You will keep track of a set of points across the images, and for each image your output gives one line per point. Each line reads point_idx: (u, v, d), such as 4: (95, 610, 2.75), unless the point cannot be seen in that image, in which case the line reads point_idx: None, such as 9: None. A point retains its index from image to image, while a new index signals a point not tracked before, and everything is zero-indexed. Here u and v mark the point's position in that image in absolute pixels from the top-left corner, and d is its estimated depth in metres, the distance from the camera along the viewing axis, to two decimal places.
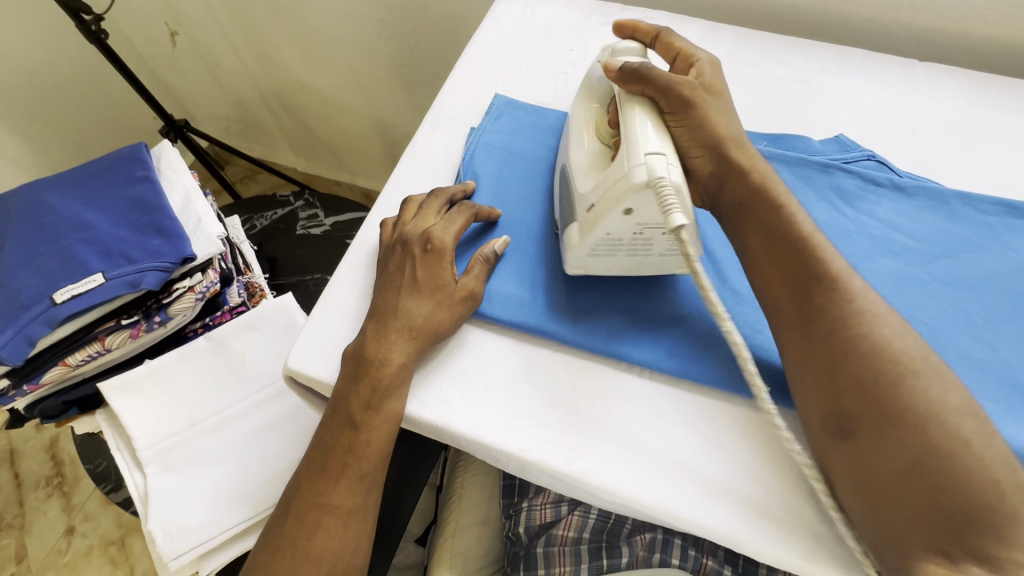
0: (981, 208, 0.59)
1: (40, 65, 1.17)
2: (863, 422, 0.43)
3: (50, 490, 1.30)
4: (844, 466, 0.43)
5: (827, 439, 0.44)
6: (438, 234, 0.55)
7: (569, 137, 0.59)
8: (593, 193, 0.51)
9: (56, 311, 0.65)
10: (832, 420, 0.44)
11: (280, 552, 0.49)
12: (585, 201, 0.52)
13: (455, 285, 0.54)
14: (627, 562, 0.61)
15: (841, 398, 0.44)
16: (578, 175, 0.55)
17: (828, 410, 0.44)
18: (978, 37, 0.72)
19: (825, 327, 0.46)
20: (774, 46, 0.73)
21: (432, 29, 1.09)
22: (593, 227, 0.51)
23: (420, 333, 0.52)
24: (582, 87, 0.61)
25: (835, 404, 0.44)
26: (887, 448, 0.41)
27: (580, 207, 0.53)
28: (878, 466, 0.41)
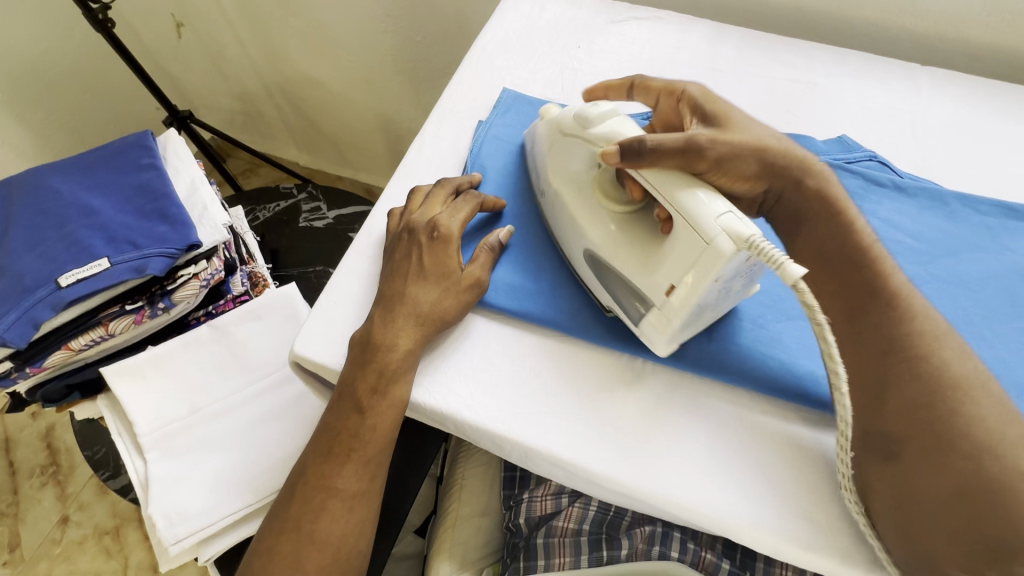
0: (980, 209, 0.59)
1: (45, 53, 1.17)
2: (904, 442, 0.43)
3: (44, 480, 1.29)
4: (880, 481, 0.44)
5: (868, 456, 0.45)
6: (444, 222, 0.56)
7: (573, 217, 0.55)
8: (668, 273, 0.48)
9: (61, 294, 0.66)
10: (875, 438, 0.45)
11: (284, 534, 0.49)
12: (659, 283, 0.48)
13: (461, 273, 0.55)
14: (627, 554, 0.61)
15: (886, 419, 0.44)
16: (630, 259, 0.51)
17: (871, 428, 0.45)
18: (980, 43, 0.74)
19: (879, 348, 0.47)
20: (779, 48, 0.74)
21: (439, 25, 1.09)
22: (685, 305, 0.47)
23: (427, 319, 0.53)
24: (554, 162, 0.59)
25: (880, 424, 0.45)
26: (928, 466, 0.41)
27: (657, 290, 0.49)
28: (917, 483, 0.41)
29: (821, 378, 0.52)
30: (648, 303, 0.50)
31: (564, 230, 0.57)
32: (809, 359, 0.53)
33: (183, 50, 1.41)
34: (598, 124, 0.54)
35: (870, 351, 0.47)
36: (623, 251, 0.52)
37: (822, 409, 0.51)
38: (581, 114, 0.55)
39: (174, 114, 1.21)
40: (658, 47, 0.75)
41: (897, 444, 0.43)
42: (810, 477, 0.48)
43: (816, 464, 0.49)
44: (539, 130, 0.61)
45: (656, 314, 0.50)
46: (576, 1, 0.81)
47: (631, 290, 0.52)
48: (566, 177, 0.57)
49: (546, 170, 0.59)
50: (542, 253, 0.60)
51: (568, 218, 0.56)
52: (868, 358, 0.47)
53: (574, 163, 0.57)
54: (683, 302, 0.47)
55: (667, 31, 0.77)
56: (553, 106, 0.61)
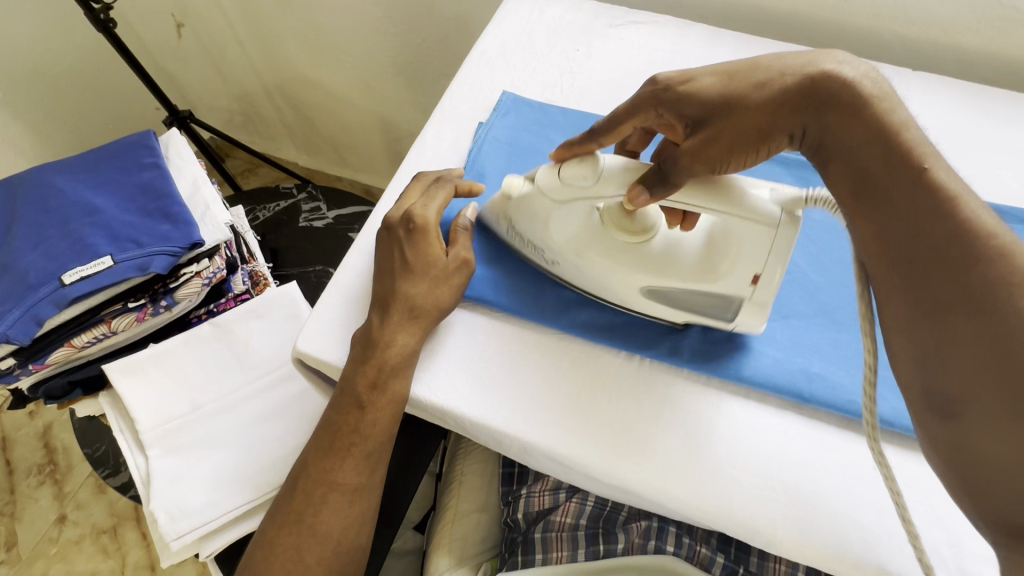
0: None
1: (46, 52, 1.18)
2: (969, 400, 0.37)
3: (42, 479, 1.29)
4: (942, 441, 0.39)
5: (925, 412, 0.40)
6: (418, 212, 0.55)
7: (614, 272, 0.54)
8: (746, 267, 0.49)
9: (65, 292, 0.66)
10: (934, 395, 0.39)
11: (286, 528, 0.50)
12: (740, 279, 0.50)
13: (446, 259, 0.55)
14: (623, 548, 0.63)
15: (947, 374, 0.39)
16: (691, 273, 0.52)
17: (931, 383, 0.39)
18: (969, 49, 0.75)
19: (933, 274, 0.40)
20: (774, 53, 0.76)
21: (438, 28, 1.10)
22: (772, 286, 0.50)
23: (422, 310, 0.53)
24: (551, 229, 0.55)
25: (942, 380, 0.39)
26: (996, 428, 0.36)
27: (740, 285, 0.50)
28: (986, 446, 0.37)
29: (814, 375, 0.53)
30: (734, 300, 0.52)
31: (598, 283, 0.56)
32: (802, 356, 0.54)
33: (184, 50, 1.41)
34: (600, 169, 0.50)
35: (921, 296, 0.40)
36: (682, 270, 0.52)
37: (814, 406, 0.52)
38: (567, 178, 0.51)
39: (174, 114, 1.21)
40: (655, 51, 0.77)
41: (960, 403, 0.38)
42: (804, 471, 0.50)
43: (809, 458, 0.50)
44: (509, 211, 0.57)
45: (746, 307, 0.51)
46: (574, 5, 0.82)
47: (707, 299, 0.53)
48: (568, 240, 0.55)
49: (544, 240, 0.56)
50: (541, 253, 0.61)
51: (603, 272, 0.54)
52: (920, 305, 0.40)
53: (570, 222, 0.55)
54: (769, 284, 0.50)
55: (664, 35, 0.78)
56: (512, 177, 0.56)
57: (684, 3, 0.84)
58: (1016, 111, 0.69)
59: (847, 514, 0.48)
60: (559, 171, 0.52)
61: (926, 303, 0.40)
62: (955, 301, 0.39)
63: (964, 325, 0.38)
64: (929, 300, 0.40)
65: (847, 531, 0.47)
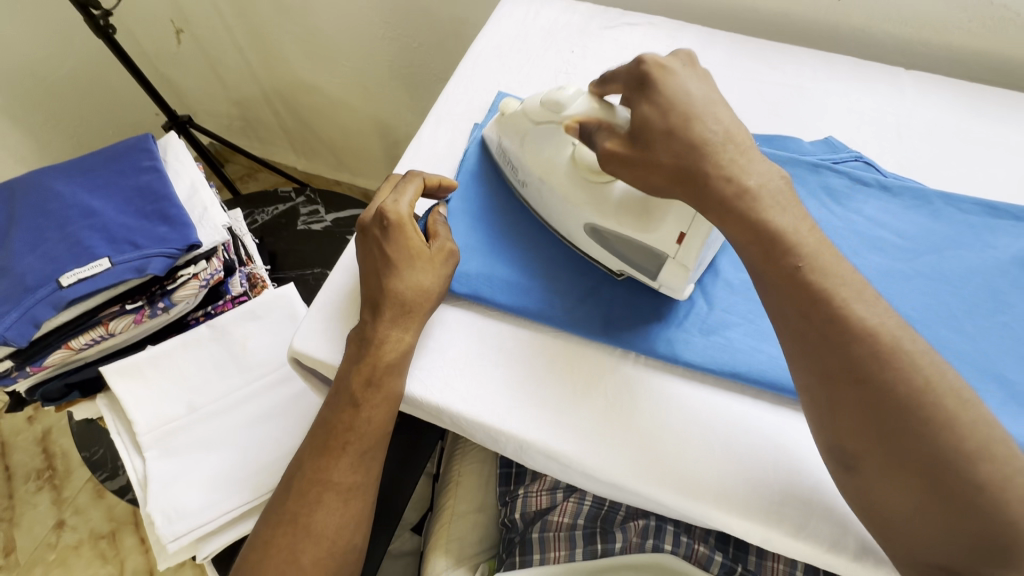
0: (963, 207, 0.61)
1: (45, 58, 1.18)
2: (864, 457, 0.40)
3: (41, 484, 1.29)
4: (849, 489, 0.42)
5: (829, 463, 0.43)
6: (392, 208, 0.55)
7: (567, 203, 0.56)
8: (669, 228, 0.50)
9: (62, 294, 0.67)
10: (835, 449, 0.42)
11: (282, 528, 0.50)
12: (667, 236, 0.50)
13: (429, 250, 0.55)
14: (620, 547, 0.63)
15: (843, 432, 0.41)
16: (628, 221, 0.52)
17: (829, 440, 0.42)
18: (962, 49, 0.76)
19: (828, 329, 0.42)
20: (767, 53, 0.76)
21: (435, 32, 1.11)
22: (695, 249, 0.50)
23: (412, 302, 0.53)
24: (528, 153, 0.59)
25: (838, 438, 0.42)
26: (892, 479, 0.39)
27: (668, 243, 0.51)
28: (890, 500, 0.40)
29: None
30: (660, 256, 0.53)
31: (559, 213, 0.58)
32: None
33: (183, 56, 1.42)
34: (568, 106, 0.54)
35: (813, 366, 0.42)
36: (619, 218, 0.53)
37: None
38: (553, 99, 0.55)
39: (173, 119, 1.21)
40: (650, 53, 0.77)
41: (856, 458, 0.41)
42: (801, 466, 0.49)
43: (805, 454, 0.50)
44: (500, 130, 0.62)
45: (671, 266, 0.52)
46: (569, 7, 0.82)
47: (639, 249, 0.53)
48: (540, 162, 0.58)
49: (521, 162, 0.60)
50: (535, 251, 0.61)
51: (559, 200, 0.57)
52: (815, 373, 0.42)
53: (545, 149, 0.58)
54: (693, 246, 0.50)
55: (657, 37, 0.79)
56: (511, 100, 0.62)
57: (677, 5, 0.85)
58: (1009, 109, 0.70)
59: (846, 509, 0.48)
60: (541, 99, 0.56)
61: (819, 373, 0.42)
62: (841, 371, 0.41)
63: (849, 391, 0.41)
64: (819, 372, 0.42)
65: (846, 525, 0.47)
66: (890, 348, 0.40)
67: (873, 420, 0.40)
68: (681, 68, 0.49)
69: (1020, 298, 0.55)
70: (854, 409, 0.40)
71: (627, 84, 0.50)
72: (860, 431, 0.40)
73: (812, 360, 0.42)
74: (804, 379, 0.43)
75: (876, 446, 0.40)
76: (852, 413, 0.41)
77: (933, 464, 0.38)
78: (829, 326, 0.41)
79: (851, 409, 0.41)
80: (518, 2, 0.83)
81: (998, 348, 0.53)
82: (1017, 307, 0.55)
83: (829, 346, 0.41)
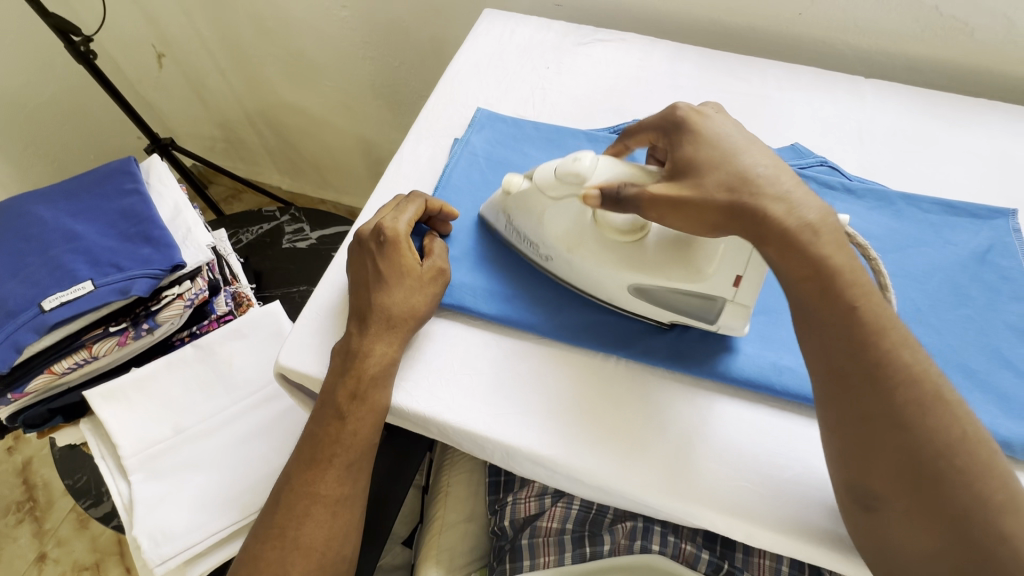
0: (923, 207, 0.64)
1: (26, 85, 1.19)
2: (875, 476, 0.42)
3: (21, 516, 1.25)
4: (861, 529, 0.43)
5: (849, 503, 0.44)
6: (390, 225, 0.56)
7: (601, 272, 0.56)
8: (726, 273, 0.51)
9: (44, 318, 0.66)
10: (855, 489, 0.43)
11: (270, 542, 0.50)
12: (725, 280, 0.52)
13: (421, 268, 0.56)
14: (609, 550, 0.63)
15: (868, 471, 0.42)
16: (676, 272, 0.53)
17: (851, 480, 0.43)
18: (917, 56, 0.79)
19: (872, 361, 0.42)
20: (735, 65, 0.79)
21: (416, 50, 1.13)
22: (752, 288, 0.52)
23: (398, 318, 0.54)
24: (552, 228, 0.57)
25: (863, 480, 0.42)
26: (906, 501, 0.40)
27: (723, 287, 0.52)
28: (907, 535, 0.40)
29: (783, 368, 0.54)
30: (715, 301, 0.53)
31: (591, 280, 0.57)
32: (773, 350, 0.56)
33: (164, 80, 1.43)
34: (589, 175, 0.52)
35: (852, 408, 0.43)
36: (666, 268, 0.53)
37: (785, 396, 0.54)
38: (570, 172, 0.53)
39: (154, 142, 1.21)
40: (623, 67, 0.80)
41: (881, 499, 0.41)
42: (778, 461, 0.51)
43: (779, 448, 0.52)
44: (508, 206, 0.60)
45: (730, 308, 0.53)
46: (544, 25, 0.85)
47: (693, 298, 0.54)
48: (562, 234, 0.57)
49: (540, 236, 0.58)
50: (520, 266, 0.62)
51: (592, 267, 0.56)
52: (851, 416, 0.43)
53: (564, 221, 0.57)
54: (749, 284, 0.52)
55: (629, 52, 0.82)
56: (511, 176, 0.59)
57: (646, 21, 0.88)
58: (963, 112, 0.73)
59: (818, 496, 0.49)
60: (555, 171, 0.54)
61: (857, 415, 0.42)
62: (882, 416, 0.41)
63: (888, 437, 0.41)
64: (861, 414, 0.42)
65: (820, 516, 0.48)
66: (933, 396, 0.41)
67: (905, 466, 0.41)
68: (700, 113, 0.52)
69: (980, 291, 0.58)
70: (882, 453, 0.41)
71: (665, 134, 0.53)
72: (893, 475, 0.41)
73: (847, 402, 0.43)
74: (832, 417, 0.44)
75: (887, 481, 0.41)
76: (883, 452, 0.41)
77: (954, 510, 0.39)
78: (875, 370, 0.42)
79: (886, 452, 0.41)
80: (495, 20, 0.85)
81: (961, 338, 0.55)
82: (977, 300, 0.57)
83: (875, 389, 0.42)
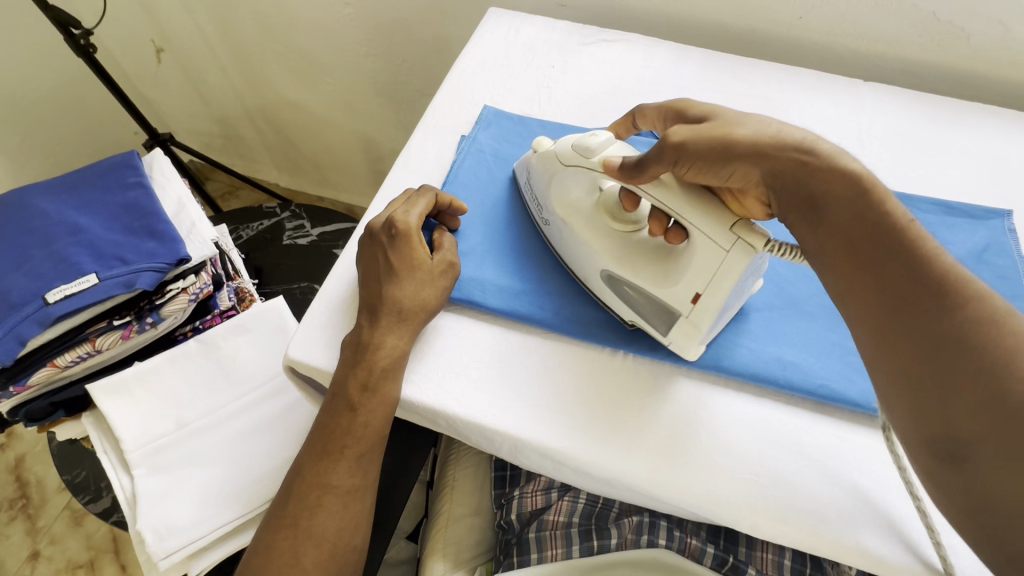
0: (921, 207, 0.65)
1: (23, 78, 1.18)
2: (958, 428, 0.39)
3: (14, 514, 1.24)
4: (955, 488, 0.39)
5: (932, 462, 0.40)
6: (401, 219, 0.57)
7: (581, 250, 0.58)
8: (690, 286, 0.52)
9: (49, 310, 0.66)
10: (937, 447, 0.40)
11: (282, 533, 0.50)
12: (685, 293, 0.52)
13: (431, 261, 0.57)
14: (616, 543, 0.64)
15: (948, 420, 0.39)
16: (645, 273, 0.55)
17: (930, 434, 0.40)
18: (913, 60, 0.81)
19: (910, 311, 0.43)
20: (738, 67, 0.81)
21: (419, 48, 1.14)
22: (710, 311, 0.52)
23: (409, 310, 0.55)
24: (557, 194, 0.60)
25: (942, 430, 0.39)
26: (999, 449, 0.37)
27: (683, 300, 0.53)
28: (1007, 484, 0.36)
29: (787, 364, 0.56)
30: (673, 313, 0.54)
31: (573, 254, 0.60)
32: (777, 346, 0.57)
33: (163, 75, 1.42)
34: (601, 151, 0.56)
35: (904, 359, 0.42)
36: (636, 266, 0.55)
37: (790, 391, 0.55)
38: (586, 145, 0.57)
39: (153, 136, 1.20)
40: (627, 67, 0.81)
41: (969, 448, 0.38)
42: (783, 454, 0.52)
43: (784, 442, 0.53)
44: (532, 163, 0.63)
45: (682, 325, 0.54)
46: (549, 24, 0.86)
47: (653, 304, 0.55)
48: (566, 202, 0.60)
49: (546, 198, 0.61)
50: (529, 261, 0.63)
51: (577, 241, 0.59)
52: (906, 367, 0.42)
53: (574, 191, 0.60)
54: (709, 306, 0.51)
55: (633, 52, 0.83)
56: (544, 136, 0.64)
57: (650, 22, 0.89)
58: (959, 115, 0.75)
59: (822, 488, 0.50)
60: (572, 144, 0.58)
61: (910, 367, 0.41)
62: (938, 358, 0.40)
63: (958, 381, 0.39)
64: (913, 364, 0.41)
65: (825, 508, 0.49)
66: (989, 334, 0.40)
67: (983, 407, 0.38)
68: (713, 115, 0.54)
69: None
70: (954, 398, 0.39)
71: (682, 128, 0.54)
72: (972, 420, 0.38)
73: (896, 354, 0.42)
74: (890, 378, 0.43)
75: (972, 428, 0.38)
76: (961, 397, 0.39)
77: None
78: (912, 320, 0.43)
79: (960, 396, 0.39)
80: (500, 19, 0.86)
81: None
82: None
83: (917, 339, 0.42)
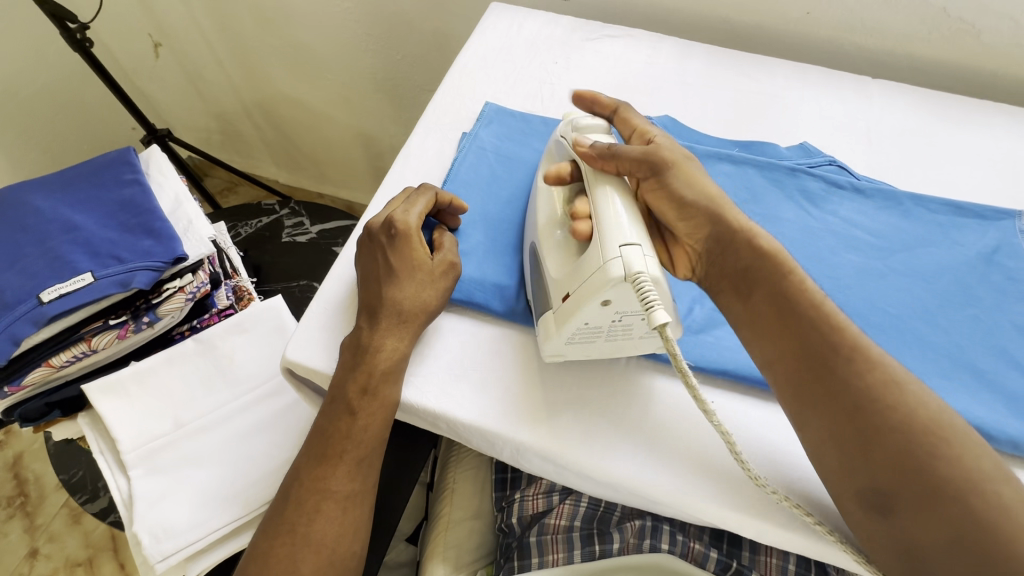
0: (930, 207, 0.64)
1: (19, 72, 1.16)
2: (885, 481, 0.41)
3: (12, 511, 1.23)
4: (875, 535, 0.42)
5: (861, 511, 0.43)
6: (401, 218, 0.56)
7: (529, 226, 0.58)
8: (567, 283, 0.49)
9: (43, 310, 0.65)
10: (866, 496, 0.42)
11: (279, 539, 0.49)
12: (560, 288, 0.50)
13: (431, 262, 0.56)
14: (618, 548, 0.63)
15: (873, 471, 0.42)
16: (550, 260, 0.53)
17: (861, 486, 0.43)
18: (922, 57, 0.80)
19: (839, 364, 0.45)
20: (743, 63, 0.79)
21: (419, 43, 1.12)
22: (568, 315, 0.49)
23: (408, 312, 0.54)
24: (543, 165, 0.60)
25: (871, 483, 0.42)
26: (920, 498, 0.40)
27: (557, 292, 0.50)
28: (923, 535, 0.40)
29: None
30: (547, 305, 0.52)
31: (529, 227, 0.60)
32: None
33: (161, 70, 1.41)
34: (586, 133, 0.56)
35: (838, 414, 0.44)
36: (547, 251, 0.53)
37: None
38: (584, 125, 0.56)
39: (151, 132, 1.19)
40: (631, 63, 0.80)
41: (891, 499, 0.41)
42: (790, 460, 0.51)
43: (791, 447, 0.52)
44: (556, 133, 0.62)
45: (547, 317, 0.52)
46: (551, 20, 0.84)
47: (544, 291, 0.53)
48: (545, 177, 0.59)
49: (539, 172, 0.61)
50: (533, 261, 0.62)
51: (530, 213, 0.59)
52: (838, 420, 0.44)
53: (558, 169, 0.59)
54: (570, 311, 0.49)
55: (637, 48, 0.81)
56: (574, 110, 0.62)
57: (654, 17, 0.87)
58: (968, 114, 0.74)
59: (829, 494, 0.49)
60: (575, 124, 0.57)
61: (843, 420, 0.44)
62: (865, 413, 0.43)
63: (884, 438, 0.42)
64: (844, 416, 0.44)
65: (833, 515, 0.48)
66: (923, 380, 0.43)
67: (903, 462, 0.41)
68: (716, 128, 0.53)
69: (988, 292, 0.58)
70: (880, 454, 0.42)
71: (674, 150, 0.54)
72: (894, 473, 0.41)
73: (824, 407, 0.45)
74: (821, 433, 0.45)
75: (892, 478, 0.41)
76: (887, 451, 0.42)
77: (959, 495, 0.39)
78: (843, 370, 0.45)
79: (885, 449, 0.42)
80: (502, 14, 0.85)
81: (970, 338, 0.55)
82: (985, 301, 0.58)
83: (842, 392, 0.44)
